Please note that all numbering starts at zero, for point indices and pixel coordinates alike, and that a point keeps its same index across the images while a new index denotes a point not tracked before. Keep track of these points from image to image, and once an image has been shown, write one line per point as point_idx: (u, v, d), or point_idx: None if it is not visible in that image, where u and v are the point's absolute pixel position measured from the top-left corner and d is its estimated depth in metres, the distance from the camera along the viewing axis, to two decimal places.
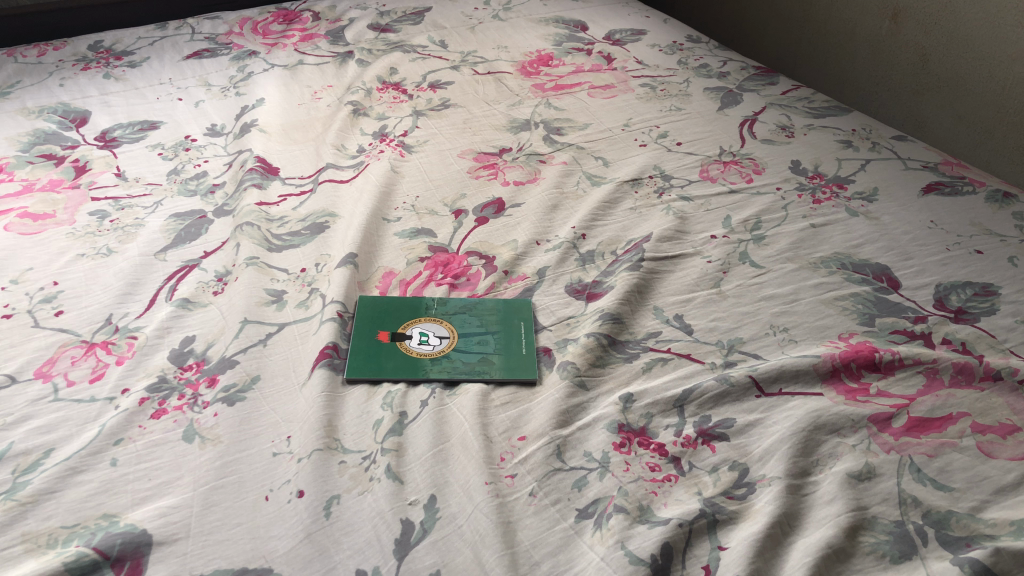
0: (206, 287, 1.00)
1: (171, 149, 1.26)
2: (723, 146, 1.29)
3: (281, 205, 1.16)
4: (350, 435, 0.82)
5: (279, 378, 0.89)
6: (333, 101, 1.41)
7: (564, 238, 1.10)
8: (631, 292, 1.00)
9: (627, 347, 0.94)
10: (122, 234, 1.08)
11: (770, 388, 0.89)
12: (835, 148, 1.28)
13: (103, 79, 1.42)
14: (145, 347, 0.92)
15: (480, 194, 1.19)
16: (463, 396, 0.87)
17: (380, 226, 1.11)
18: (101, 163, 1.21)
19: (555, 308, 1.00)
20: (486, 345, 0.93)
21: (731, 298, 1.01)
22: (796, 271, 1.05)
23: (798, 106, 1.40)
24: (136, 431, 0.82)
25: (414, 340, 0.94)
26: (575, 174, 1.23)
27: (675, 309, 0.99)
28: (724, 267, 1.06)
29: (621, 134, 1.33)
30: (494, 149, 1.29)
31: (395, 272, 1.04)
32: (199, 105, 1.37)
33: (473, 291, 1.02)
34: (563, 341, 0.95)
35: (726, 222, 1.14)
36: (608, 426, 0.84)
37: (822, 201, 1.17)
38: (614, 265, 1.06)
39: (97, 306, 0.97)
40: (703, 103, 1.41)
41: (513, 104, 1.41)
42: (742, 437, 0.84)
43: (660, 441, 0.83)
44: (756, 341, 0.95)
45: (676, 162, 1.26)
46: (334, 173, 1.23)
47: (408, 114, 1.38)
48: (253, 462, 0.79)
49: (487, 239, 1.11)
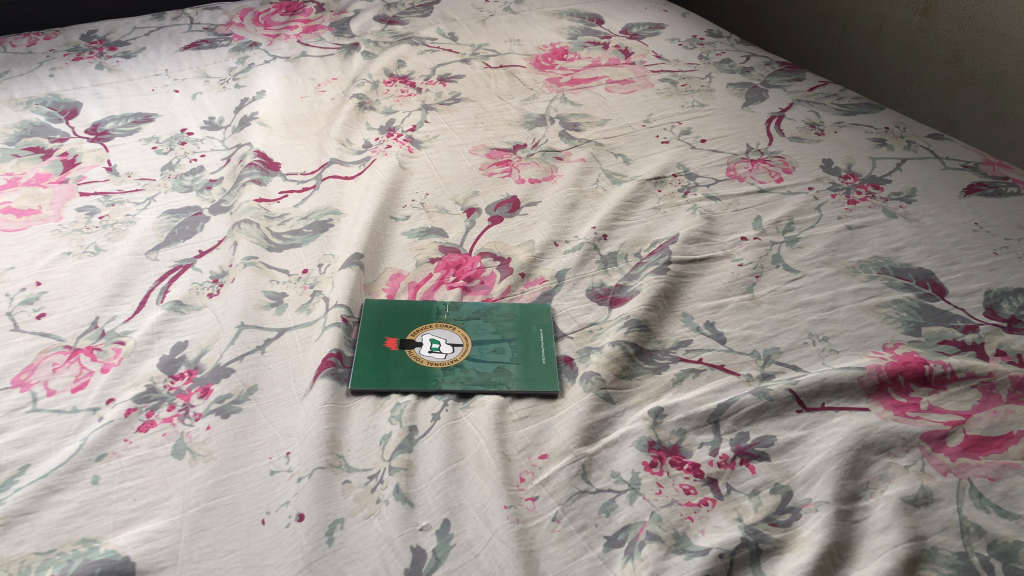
0: (201, 289, 0.93)
1: (166, 143, 1.19)
2: (750, 144, 1.22)
3: (282, 202, 1.09)
4: (355, 452, 0.75)
5: (279, 388, 0.82)
6: (338, 94, 1.34)
7: (584, 239, 1.03)
8: (658, 297, 0.93)
9: (655, 357, 0.87)
10: (111, 231, 1.01)
11: (812, 403, 0.81)
12: (868, 146, 1.21)
13: (95, 69, 1.35)
14: (133, 353, 0.84)
15: (494, 192, 1.12)
16: (478, 409, 0.80)
17: (388, 225, 1.04)
18: (91, 156, 1.14)
19: (576, 314, 0.92)
20: (503, 354, 0.86)
21: (765, 304, 0.94)
22: (833, 276, 0.98)
23: (828, 102, 1.33)
24: (120, 446, 0.75)
25: (424, 348, 0.86)
26: (594, 172, 1.16)
27: (706, 316, 0.92)
28: (757, 271, 0.98)
29: (641, 130, 1.26)
30: (508, 145, 1.22)
31: (404, 274, 0.97)
32: (196, 97, 1.30)
33: (488, 295, 0.94)
34: (585, 349, 0.88)
35: (756, 223, 1.07)
36: (637, 443, 0.77)
37: (857, 201, 1.10)
38: (639, 268, 0.99)
39: (83, 308, 0.90)
40: (726, 99, 1.34)
41: (527, 99, 1.34)
42: (783, 457, 0.76)
43: (694, 461, 0.76)
44: (794, 352, 0.88)
45: (701, 160, 1.19)
46: (338, 168, 1.16)
47: (417, 108, 1.31)
48: (248, 481, 0.72)
49: (501, 239, 1.03)
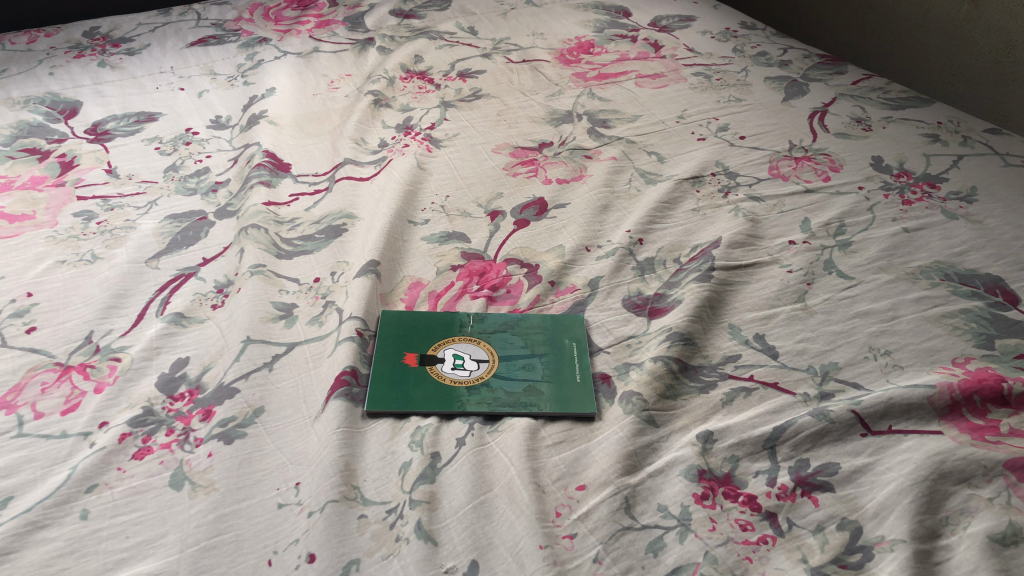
0: (204, 300, 0.86)
1: (170, 143, 1.12)
2: (793, 141, 1.14)
3: (292, 205, 1.01)
4: (371, 483, 0.67)
5: (288, 410, 0.74)
6: (352, 91, 1.27)
7: (617, 244, 0.95)
8: (702, 307, 0.85)
9: (701, 374, 0.79)
10: (109, 237, 0.94)
11: (878, 425, 0.73)
12: (921, 142, 1.12)
13: (97, 67, 1.29)
14: (129, 371, 0.77)
15: (519, 193, 1.04)
16: (507, 433, 0.72)
17: (406, 229, 0.97)
18: (90, 158, 1.07)
19: (612, 326, 0.85)
20: (533, 371, 0.79)
21: (820, 315, 0.85)
22: (892, 283, 0.89)
23: (874, 96, 1.24)
24: (113, 476, 0.67)
25: (447, 365, 0.79)
26: (627, 171, 1.08)
27: (755, 328, 0.84)
28: (808, 278, 0.90)
29: (675, 127, 1.18)
30: (533, 143, 1.15)
31: (424, 282, 0.90)
32: (203, 95, 1.24)
33: (515, 306, 0.87)
34: (624, 365, 0.80)
35: (804, 226, 0.98)
36: (686, 473, 0.69)
37: (912, 201, 1.01)
38: (679, 275, 0.91)
39: (76, 322, 0.83)
40: (765, 93, 1.25)
41: (552, 95, 1.27)
42: (849, 488, 0.68)
43: (749, 493, 0.68)
44: (854, 368, 0.79)
45: (741, 158, 1.11)
46: (352, 169, 1.08)
47: (436, 105, 1.24)
48: (254, 516, 0.65)
49: (528, 244, 0.96)
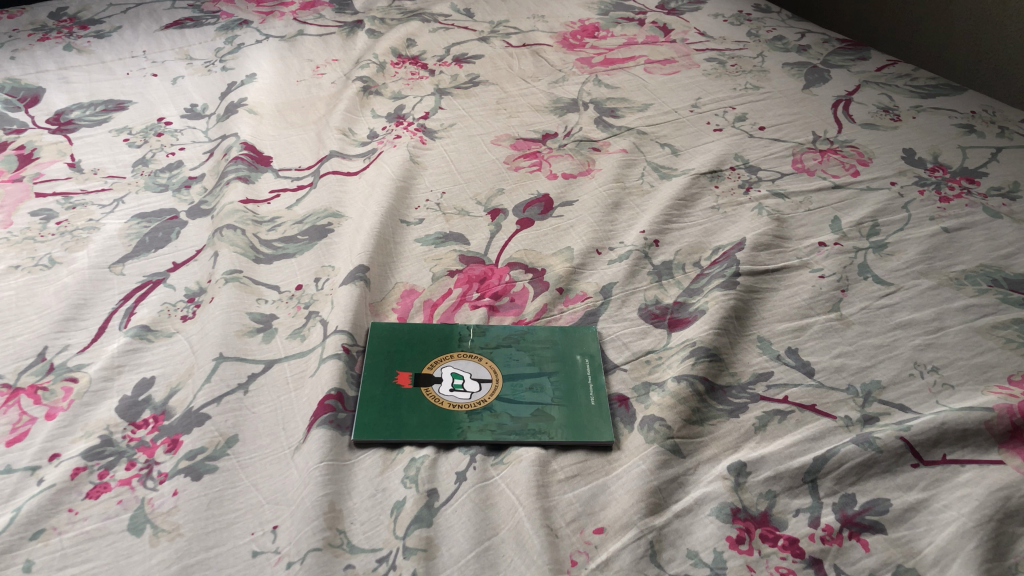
0: (173, 311, 0.77)
1: (140, 134, 1.02)
2: (817, 132, 1.05)
3: (273, 203, 0.92)
4: (360, 526, 0.59)
5: (266, 440, 0.66)
6: (338, 77, 1.18)
7: (631, 246, 0.86)
8: (728, 318, 0.76)
9: (730, 395, 0.70)
10: (70, 239, 0.85)
11: (931, 455, 0.64)
12: (955, 133, 1.03)
13: (63, 51, 1.19)
14: (86, 394, 0.68)
15: (522, 189, 0.96)
16: (513, 466, 0.64)
17: (398, 230, 0.88)
18: (51, 150, 0.98)
19: (629, 340, 0.76)
20: (542, 392, 0.70)
21: (857, 327, 0.77)
22: (934, 290, 0.81)
23: (900, 83, 1.15)
24: (63, 519, 0.59)
25: (445, 385, 0.70)
26: (638, 164, 1.00)
27: (787, 341, 0.76)
28: (842, 284, 0.82)
29: (689, 116, 1.09)
30: (536, 134, 1.06)
31: (418, 290, 0.81)
32: (177, 82, 1.14)
33: (519, 317, 0.78)
34: (643, 385, 0.72)
35: (835, 226, 0.90)
36: (718, 512, 0.61)
37: (951, 197, 0.93)
38: (701, 282, 0.82)
39: (29, 337, 0.74)
40: (784, 80, 1.17)
41: (555, 81, 1.18)
42: (903, 529, 0.60)
43: (790, 535, 0.60)
44: (899, 387, 0.71)
45: (761, 151, 1.02)
46: (339, 163, 0.99)
47: (430, 92, 1.15)
48: (225, 566, 0.56)
49: (533, 246, 0.87)
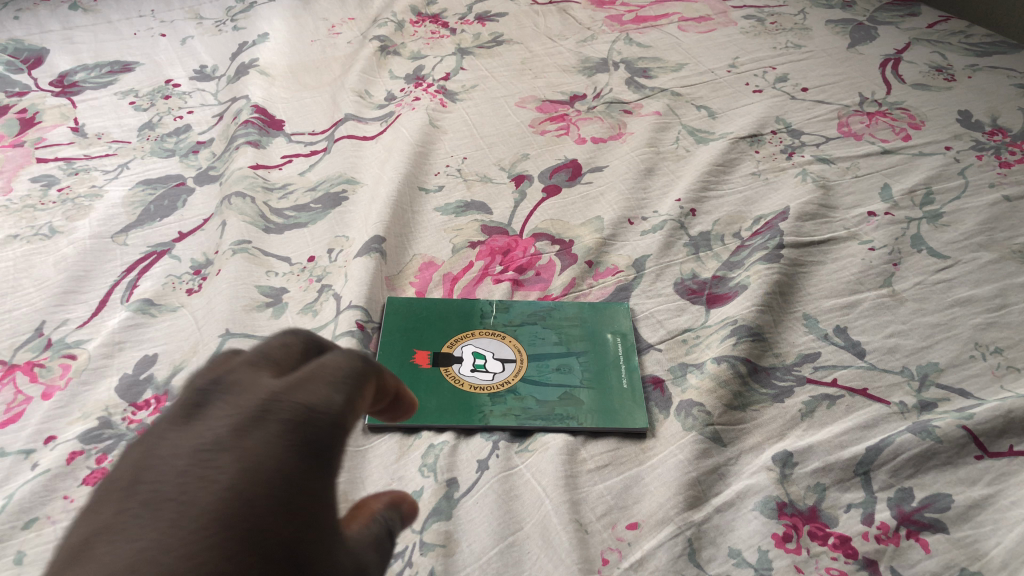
0: (177, 284, 0.73)
1: (146, 96, 0.98)
2: (864, 93, 0.98)
3: (284, 169, 0.87)
4: None
5: None
6: (355, 36, 1.12)
7: (666, 215, 0.81)
8: (772, 294, 0.71)
9: (774, 378, 0.65)
10: (71, 207, 0.80)
11: (996, 446, 0.59)
12: (1015, 94, 0.96)
13: (68, 10, 1.14)
14: (84, 372, 0.64)
15: (548, 154, 0.90)
16: (539, 454, 0.59)
17: (416, 198, 0.83)
18: (54, 113, 0.93)
19: (663, 318, 0.71)
20: (570, 373, 0.65)
21: (912, 303, 0.71)
22: (995, 263, 0.74)
23: (954, 41, 1.08)
24: (57, 507, 0.54)
25: (466, 366, 0.65)
26: (673, 128, 0.94)
27: (835, 319, 0.70)
28: (894, 256, 0.76)
29: (726, 77, 1.02)
30: (563, 96, 1.00)
31: (438, 262, 0.76)
32: (186, 42, 1.09)
33: (546, 292, 0.73)
34: (679, 366, 0.67)
35: (885, 193, 0.83)
36: (763, 507, 0.55)
37: (1012, 163, 0.86)
38: (741, 254, 0.76)
39: (26, 311, 0.69)
40: (827, 39, 1.10)
41: (583, 40, 1.11)
42: (966, 529, 0.54)
43: (841, 533, 0.54)
44: (959, 371, 0.65)
45: (805, 113, 0.95)
46: (355, 126, 0.94)
47: (451, 51, 1.09)
48: None
49: (560, 216, 0.81)
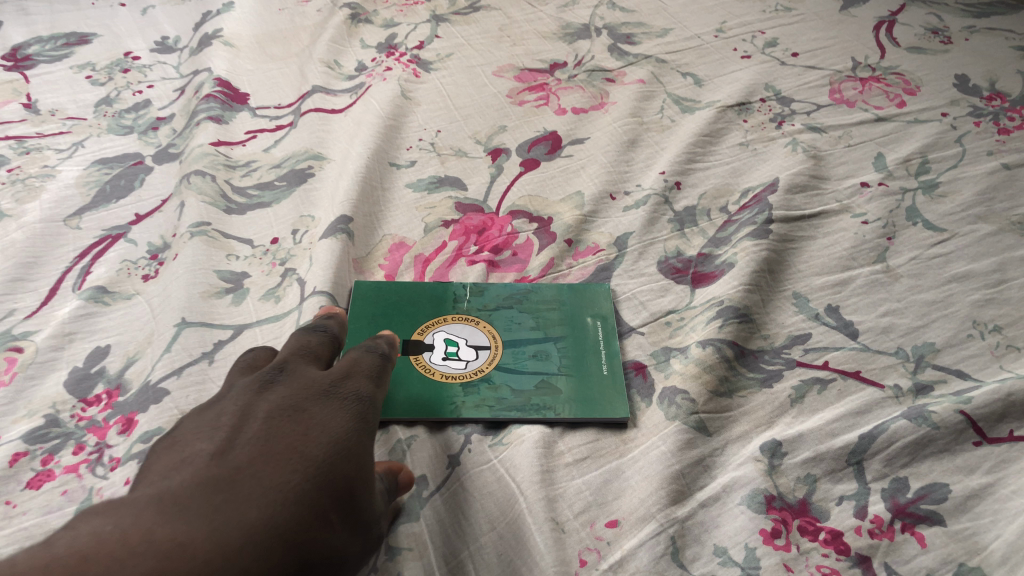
0: (133, 270, 0.69)
1: (104, 70, 0.93)
2: (857, 58, 0.94)
3: (249, 145, 0.83)
4: None
5: None
6: (325, 4, 1.07)
7: (649, 189, 0.77)
8: (760, 272, 0.67)
9: (762, 361, 0.62)
10: (21, 189, 0.75)
11: (996, 431, 0.55)
12: (1013, 57, 0.92)
13: None
14: (31, 366, 0.60)
15: (526, 126, 0.86)
16: (514, 448, 0.56)
17: (387, 174, 0.79)
18: (5, 88, 0.88)
19: (646, 299, 0.67)
20: (547, 360, 0.62)
21: (907, 280, 0.67)
22: (995, 235, 0.71)
23: (950, 2, 1.03)
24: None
25: (437, 354, 0.61)
26: (657, 97, 0.89)
27: (826, 298, 0.67)
28: (888, 230, 0.72)
29: (713, 43, 0.98)
30: (543, 64, 0.95)
31: (409, 243, 0.72)
32: (147, 13, 1.05)
33: (523, 273, 0.70)
34: (662, 351, 0.63)
35: (878, 163, 0.80)
36: (750, 501, 0.52)
37: (1010, 129, 0.82)
38: (728, 230, 0.73)
39: None
40: (818, 2, 1.05)
41: (564, 5, 1.06)
42: (965, 521, 0.50)
43: (832, 528, 0.51)
44: (956, 350, 0.62)
45: (795, 79, 0.91)
46: (323, 99, 0.89)
47: (425, 18, 1.04)
48: None
49: (538, 191, 0.78)
